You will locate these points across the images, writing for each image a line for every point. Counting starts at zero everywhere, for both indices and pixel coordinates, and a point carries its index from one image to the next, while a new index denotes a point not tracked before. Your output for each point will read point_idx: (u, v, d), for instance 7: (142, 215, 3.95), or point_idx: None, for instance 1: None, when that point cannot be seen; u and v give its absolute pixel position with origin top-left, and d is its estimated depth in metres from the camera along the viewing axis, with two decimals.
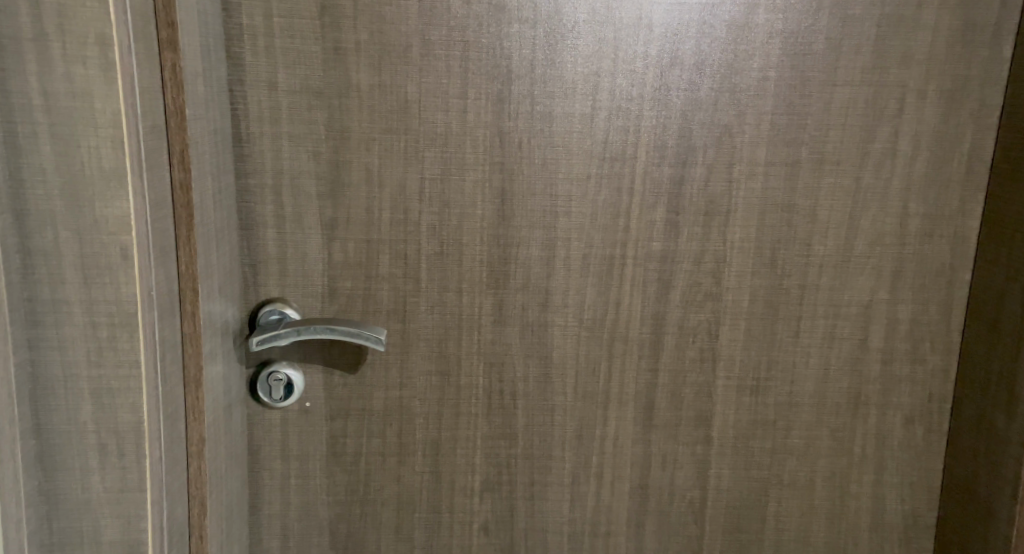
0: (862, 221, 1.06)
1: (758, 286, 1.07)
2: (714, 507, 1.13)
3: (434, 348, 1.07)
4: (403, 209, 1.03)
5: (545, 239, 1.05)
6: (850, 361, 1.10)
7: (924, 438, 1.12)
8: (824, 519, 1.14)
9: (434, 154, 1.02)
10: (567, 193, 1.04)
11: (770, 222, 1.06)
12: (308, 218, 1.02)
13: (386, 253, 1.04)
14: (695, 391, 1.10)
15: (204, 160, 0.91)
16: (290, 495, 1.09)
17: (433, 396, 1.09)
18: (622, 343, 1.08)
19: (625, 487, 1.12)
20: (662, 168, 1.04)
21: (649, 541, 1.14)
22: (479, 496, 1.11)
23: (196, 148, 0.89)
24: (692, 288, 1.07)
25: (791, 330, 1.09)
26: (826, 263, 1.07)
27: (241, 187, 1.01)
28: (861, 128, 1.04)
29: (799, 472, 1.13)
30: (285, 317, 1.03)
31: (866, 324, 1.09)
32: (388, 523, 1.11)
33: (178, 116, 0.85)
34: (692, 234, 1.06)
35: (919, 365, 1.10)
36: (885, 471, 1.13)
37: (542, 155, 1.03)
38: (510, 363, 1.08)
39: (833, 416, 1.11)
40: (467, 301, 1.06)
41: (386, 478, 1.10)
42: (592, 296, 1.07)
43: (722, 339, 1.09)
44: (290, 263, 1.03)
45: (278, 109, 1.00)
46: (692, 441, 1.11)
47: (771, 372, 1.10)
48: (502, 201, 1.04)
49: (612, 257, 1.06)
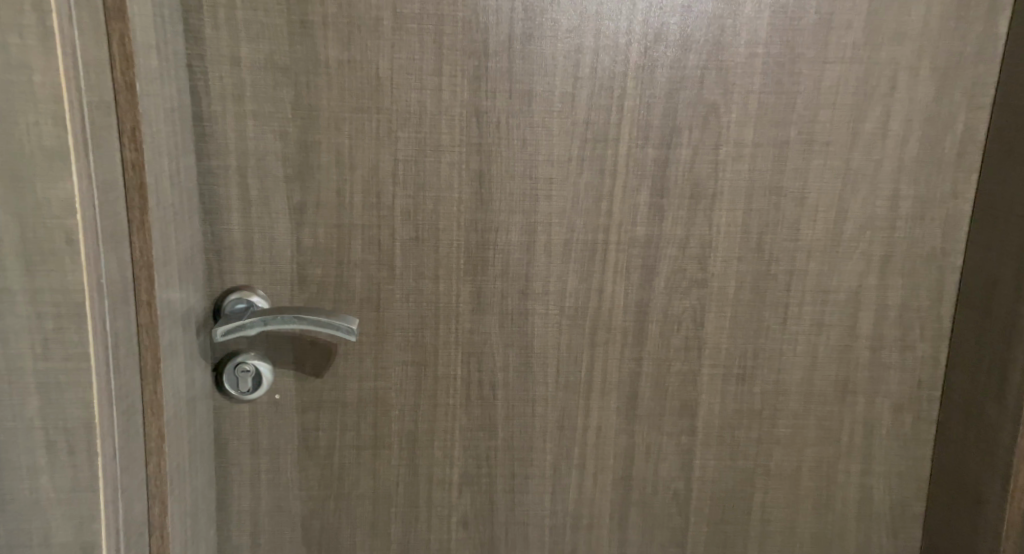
0: (851, 203, 1.02)
1: (744, 273, 1.04)
2: (699, 498, 1.11)
3: (410, 337, 1.03)
4: (377, 192, 0.99)
5: (525, 224, 1.01)
6: (837, 348, 1.07)
7: (912, 426, 1.10)
8: (809, 509, 1.12)
9: (408, 134, 0.98)
10: (548, 175, 1.00)
11: (757, 205, 1.02)
12: (275, 202, 0.98)
13: (359, 238, 1.00)
14: (679, 380, 1.07)
15: (160, 139, 0.86)
16: (261, 490, 1.06)
17: (409, 387, 1.05)
18: (604, 331, 1.05)
19: (608, 479, 1.10)
20: (646, 150, 1.00)
21: (632, 533, 1.11)
22: (457, 489, 1.08)
23: (150, 126, 0.84)
24: (677, 275, 1.04)
25: (778, 317, 1.06)
26: (815, 248, 1.04)
27: (204, 168, 0.96)
28: (852, 107, 1.00)
29: (785, 462, 1.11)
30: (252, 305, 0.98)
31: (855, 310, 1.06)
32: (363, 518, 1.08)
33: (128, 91, 0.80)
34: (676, 218, 1.02)
35: (908, 352, 1.07)
36: (870, 460, 1.11)
37: (522, 136, 0.99)
38: (488, 352, 1.05)
39: (820, 404, 1.09)
40: (444, 288, 1.02)
41: (362, 473, 1.07)
42: (574, 283, 1.03)
43: (707, 326, 1.06)
44: (257, 249, 0.99)
45: (241, 85, 0.95)
46: (676, 431, 1.09)
47: (757, 359, 1.07)
48: (480, 184, 1.00)
49: (594, 242, 1.02)
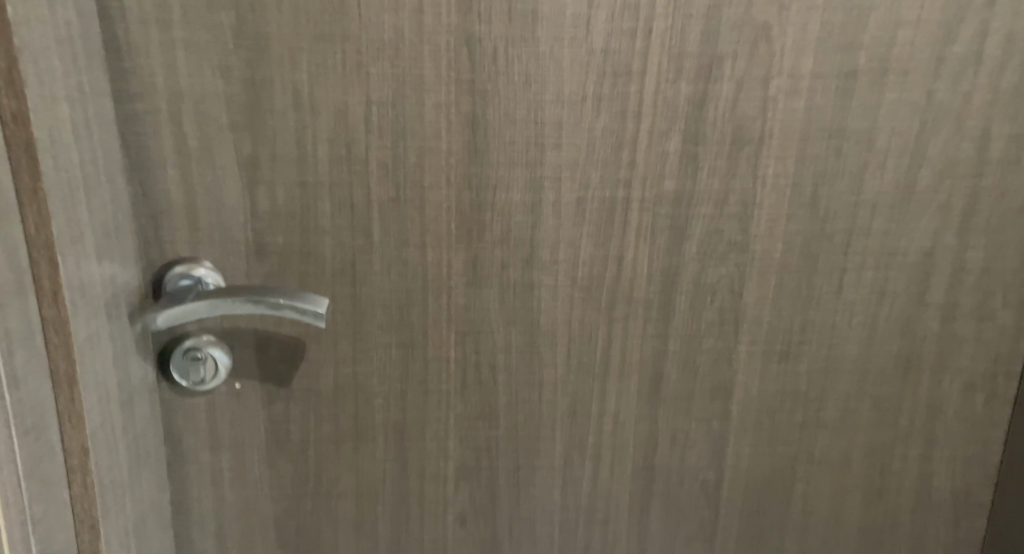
0: (929, 146, 0.85)
1: (794, 233, 0.87)
2: (732, 489, 0.95)
3: (393, 316, 0.86)
4: (346, 142, 0.81)
5: (529, 179, 0.83)
6: (902, 319, 0.90)
7: (985, 407, 0.94)
8: (860, 498, 0.97)
9: (383, 69, 0.79)
10: (558, 119, 0.82)
11: (813, 150, 0.84)
12: (220, 154, 0.80)
13: (327, 198, 0.82)
14: (712, 359, 0.90)
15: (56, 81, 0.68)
16: (225, 491, 0.90)
17: (394, 373, 0.88)
18: (624, 305, 0.88)
19: (627, 470, 0.93)
20: (678, 85, 0.82)
21: (654, 528, 0.96)
22: (452, 485, 0.92)
23: (37, 62, 0.66)
24: (713, 238, 0.86)
25: (832, 284, 0.88)
26: (882, 201, 0.86)
27: (124, 114, 0.77)
28: (938, 25, 0.81)
29: (834, 448, 0.95)
30: (200, 282, 0.81)
31: (926, 274, 0.88)
32: (344, 519, 0.92)
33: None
34: (713, 169, 0.84)
35: (986, 322, 0.90)
36: (934, 445, 0.95)
37: (524, 70, 0.80)
38: (487, 332, 0.88)
39: (877, 384, 0.92)
40: (433, 258, 0.85)
41: (341, 469, 0.91)
42: (588, 249, 0.86)
43: (748, 297, 0.88)
44: (202, 213, 0.81)
45: (167, 9, 0.76)
46: (708, 417, 0.92)
47: (805, 334, 0.90)
48: (473, 131, 0.82)
49: (613, 200, 0.84)
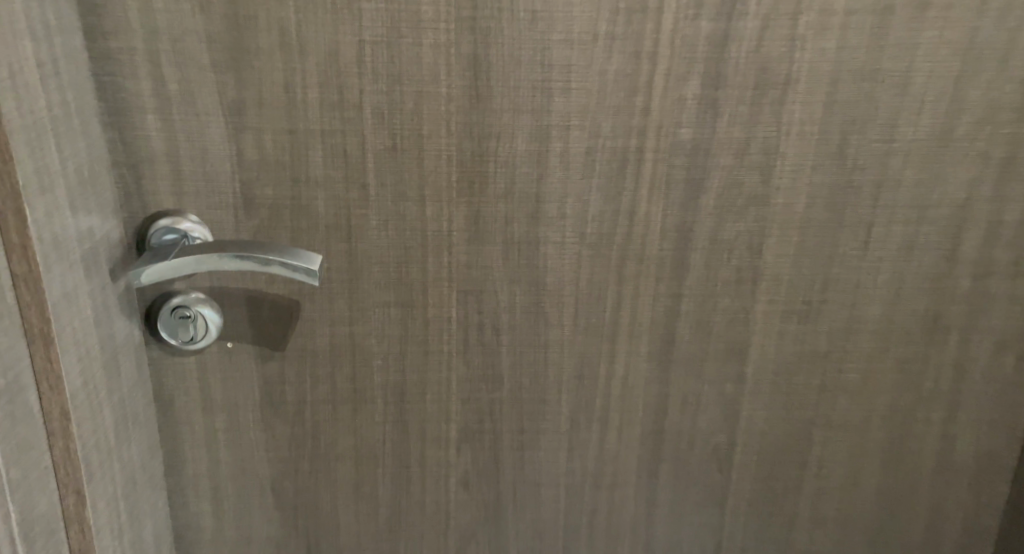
0: (970, 89, 0.79)
1: (818, 185, 0.81)
2: (745, 453, 0.91)
3: (392, 273, 0.82)
4: (338, 86, 0.75)
5: (535, 126, 0.78)
6: (930, 276, 0.85)
7: (1015, 369, 0.89)
8: (879, 463, 0.92)
9: (378, 6, 0.74)
10: (567, 61, 0.76)
11: (842, 95, 0.79)
12: (203, 98, 0.74)
13: (320, 147, 0.77)
14: (726, 318, 0.86)
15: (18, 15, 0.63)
16: (218, 453, 0.86)
17: (393, 332, 0.84)
18: (635, 262, 0.83)
19: (636, 433, 0.89)
20: (698, 24, 0.76)
21: (664, 493, 0.92)
22: (454, 448, 0.88)
23: None
24: (731, 191, 0.81)
25: (857, 240, 0.83)
26: (914, 149, 0.81)
27: (97, 53, 0.72)
28: None
29: (854, 411, 0.90)
30: (185, 236, 0.77)
31: (960, 228, 0.83)
32: (342, 482, 0.88)
33: None
34: (733, 116, 0.79)
35: (1020, 280, 0.85)
36: (959, 409, 0.90)
37: (531, 7, 0.75)
38: (490, 289, 0.83)
39: (901, 345, 0.88)
40: (433, 212, 0.80)
41: (338, 431, 0.87)
42: (598, 202, 0.81)
43: (767, 253, 0.83)
44: (185, 161, 0.76)
45: None
46: (721, 378, 0.88)
47: (826, 293, 0.85)
48: (476, 74, 0.76)
49: (624, 150, 0.79)
